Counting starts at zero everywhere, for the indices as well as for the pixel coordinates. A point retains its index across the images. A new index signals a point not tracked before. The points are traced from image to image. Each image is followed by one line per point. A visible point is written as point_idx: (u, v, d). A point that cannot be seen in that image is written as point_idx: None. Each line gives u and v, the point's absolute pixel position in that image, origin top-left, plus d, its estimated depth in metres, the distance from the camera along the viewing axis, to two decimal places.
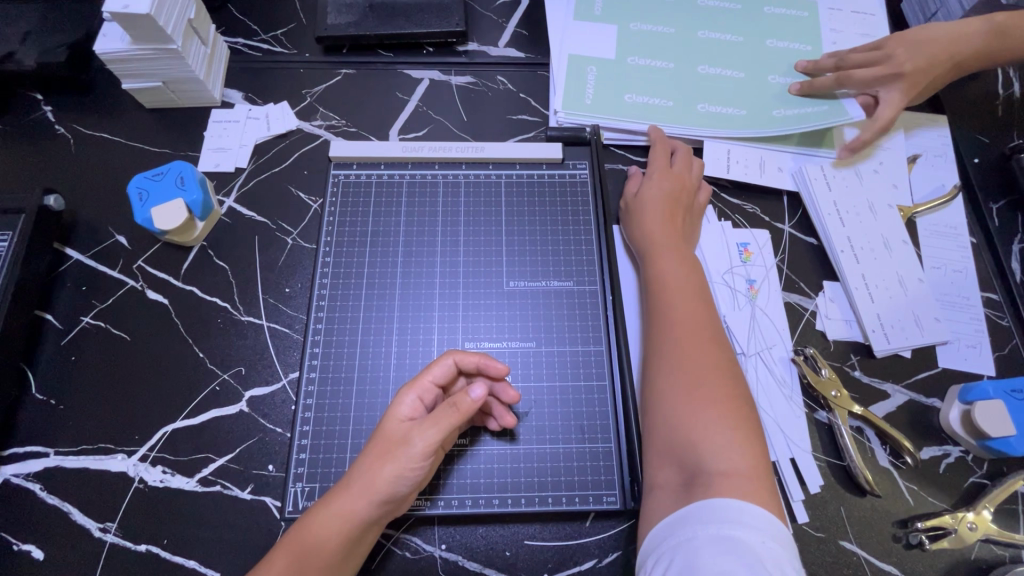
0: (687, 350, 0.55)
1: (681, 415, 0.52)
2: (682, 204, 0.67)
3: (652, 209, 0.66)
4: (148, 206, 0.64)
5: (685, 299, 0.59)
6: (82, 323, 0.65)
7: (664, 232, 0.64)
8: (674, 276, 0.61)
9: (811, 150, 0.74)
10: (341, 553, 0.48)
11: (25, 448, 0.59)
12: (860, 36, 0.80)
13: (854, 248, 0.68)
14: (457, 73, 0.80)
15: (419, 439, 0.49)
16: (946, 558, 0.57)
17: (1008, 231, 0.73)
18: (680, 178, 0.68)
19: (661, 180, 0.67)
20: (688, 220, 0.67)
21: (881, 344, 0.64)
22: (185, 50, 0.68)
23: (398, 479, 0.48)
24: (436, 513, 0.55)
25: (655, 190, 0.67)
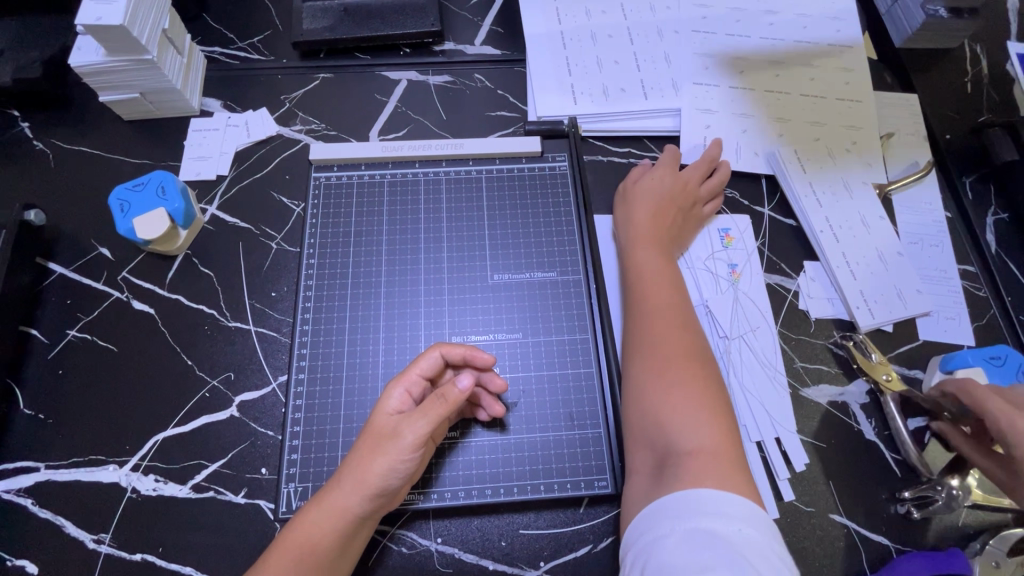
0: (667, 334, 0.56)
1: (661, 397, 0.52)
2: (684, 204, 0.68)
3: (649, 201, 0.67)
4: (129, 217, 0.64)
5: (670, 287, 0.60)
6: (69, 336, 0.64)
7: (654, 222, 0.65)
8: (659, 265, 0.62)
9: (786, 136, 0.76)
10: (337, 548, 0.48)
11: (15, 464, 0.58)
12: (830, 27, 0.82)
13: (833, 228, 0.70)
14: (435, 73, 0.81)
15: (409, 431, 0.49)
16: (935, 526, 0.58)
17: (982, 204, 0.75)
18: (684, 179, 0.69)
19: (661, 182, 0.68)
20: (686, 219, 0.68)
21: (866, 320, 0.65)
22: (161, 60, 0.69)
23: (389, 472, 0.48)
24: (428, 506, 0.55)
25: (653, 182, 0.68)
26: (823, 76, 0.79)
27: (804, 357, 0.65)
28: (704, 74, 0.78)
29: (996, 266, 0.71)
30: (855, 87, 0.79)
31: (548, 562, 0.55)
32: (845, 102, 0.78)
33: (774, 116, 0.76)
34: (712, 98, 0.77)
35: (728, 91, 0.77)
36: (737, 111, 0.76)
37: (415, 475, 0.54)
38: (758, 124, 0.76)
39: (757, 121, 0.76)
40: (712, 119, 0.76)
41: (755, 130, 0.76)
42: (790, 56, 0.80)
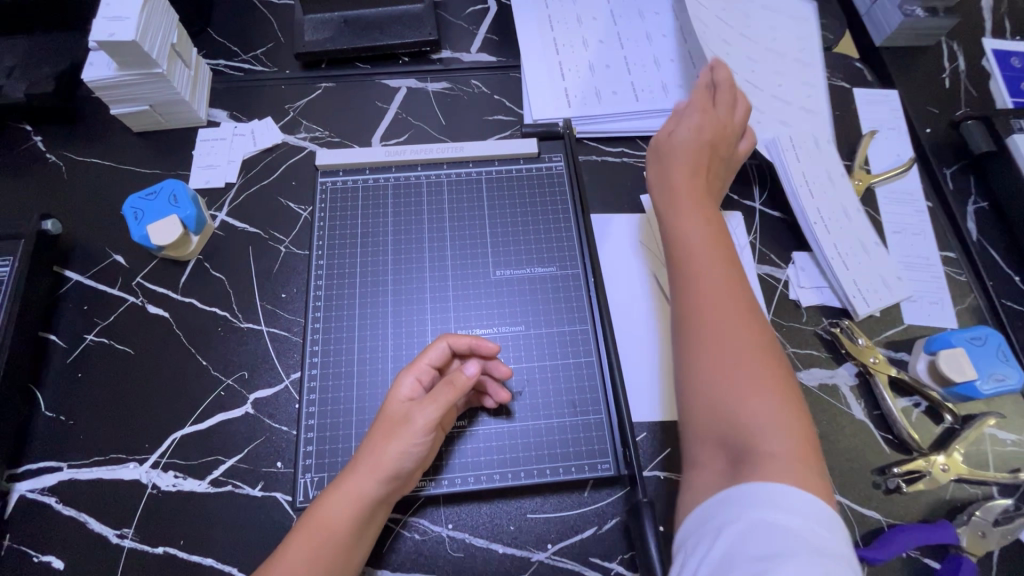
0: (724, 316, 0.51)
1: (726, 388, 0.48)
2: (720, 150, 0.64)
3: (690, 160, 0.62)
4: (143, 224, 0.66)
5: (723, 263, 0.55)
6: (86, 341, 0.67)
7: (693, 181, 0.61)
8: (706, 239, 0.57)
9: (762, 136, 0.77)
10: (354, 534, 0.50)
11: (38, 464, 0.61)
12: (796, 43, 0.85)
13: (824, 219, 0.72)
14: (433, 80, 0.84)
15: (420, 416, 0.51)
16: (925, 501, 0.61)
17: (962, 193, 0.78)
18: (719, 119, 0.64)
19: (697, 129, 0.63)
20: (722, 168, 0.65)
21: (864, 306, 0.67)
22: (170, 73, 0.71)
23: (403, 455, 0.51)
24: (440, 492, 0.58)
25: (685, 129, 0.63)
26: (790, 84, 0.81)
27: (795, 344, 0.68)
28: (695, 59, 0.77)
29: (977, 252, 0.74)
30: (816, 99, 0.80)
31: (556, 544, 0.57)
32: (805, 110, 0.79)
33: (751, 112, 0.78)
34: None
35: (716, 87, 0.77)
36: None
37: (425, 464, 0.56)
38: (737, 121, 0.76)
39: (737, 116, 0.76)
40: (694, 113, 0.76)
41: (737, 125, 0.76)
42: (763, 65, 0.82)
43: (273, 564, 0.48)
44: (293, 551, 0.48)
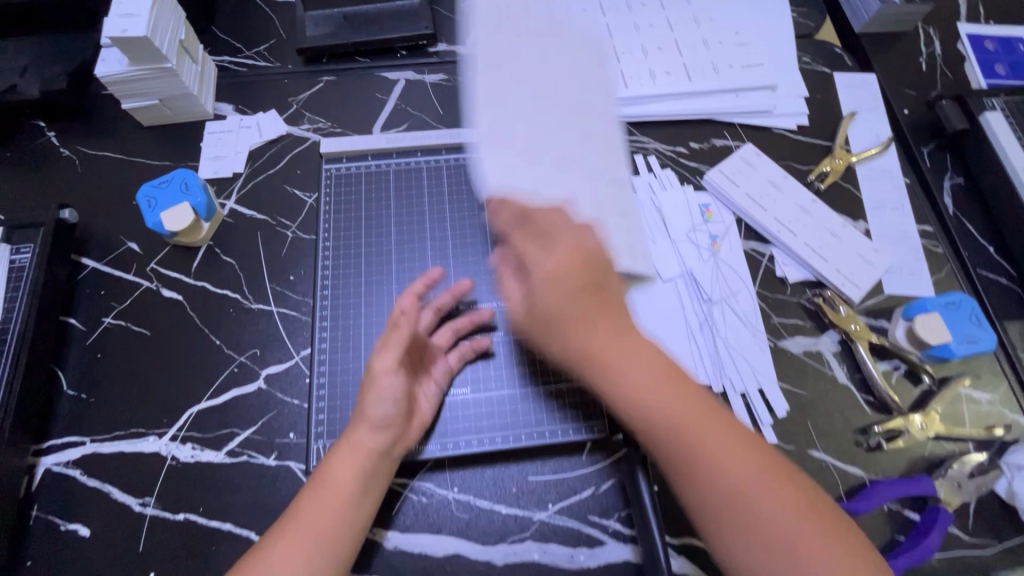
0: (706, 461, 0.47)
1: (761, 533, 0.45)
2: (597, 281, 0.51)
3: (576, 323, 0.50)
4: (157, 211, 0.70)
5: (669, 406, 0.48)
6: (105, 324, 0.70)
7: (602, 337, 0.50)
8: (647, 393, 0.49)
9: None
10: (359, 482, 0.54)
11: (63, 439, 0.64)
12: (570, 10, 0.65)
13: (786, 225, 0.75)
14: (430, 72, 0.87)
15: (380, 360, 0.56)
16: (905, 458, 0.64)
17: (939, 170, 0.81)
18: (568, 242, 0.51)
19: (558, 282, 0.50)
20: (606, 268, 0.52)
21: (854, 291, 0.71)
22: (179, 67, 0.75)
23: (378, 399, 0.55)
24: (431, 455, 0.61)
25: (550, 283, 0.50)
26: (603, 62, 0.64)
27: (780, 314, 0.72)
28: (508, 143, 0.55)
29: (953, 224, 0.77)
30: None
31: (555, 504, 0.61)
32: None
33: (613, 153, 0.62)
34: (686, 86, 0.83)
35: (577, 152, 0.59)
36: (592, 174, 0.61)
37: (421, 415, 0.60)
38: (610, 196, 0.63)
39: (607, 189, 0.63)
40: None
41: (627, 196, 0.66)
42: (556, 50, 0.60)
43: (289, 524, 0.52)
44: (306, 508, 0.52)
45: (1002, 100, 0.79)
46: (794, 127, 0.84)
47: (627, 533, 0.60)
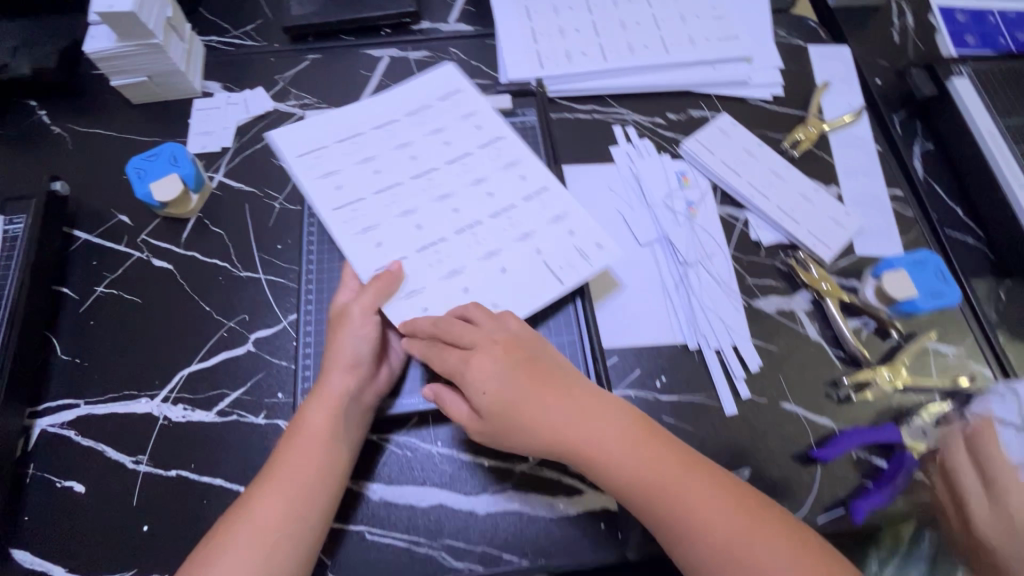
0: (661, 491, 0.53)
1: (726, 547, 0.51)
2: (530, 355, 0.58)
3: (518, 409, 0.55)
4: (146, 182, 0.72)
5: (615, 454, 0.54)
6: (97, 293, 0.72)
7: (547, 404, 0.56)
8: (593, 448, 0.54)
9: (549, 182, 0.70)
10: (333, 425, 0.57)
11: (58, 401, 0.66)
12: (411, 106, 0.75)
13: (760, 190, 0.77)
14: (414, 49, 0.89)
15: (356, 304, 0.61)
16: (873, 409, 0.66)
17: (909, 137, 0.83)
18: (486, 331, 0.58)
19: (495, 363, 0.57)
20: (540, 348, 0.59)
21: (825, 251, 0.74)
22: (166, 44, 0.76)
23: (353, 340, 0.60)
24: (398, 411, 0.63)
25: (488, 367, 0.57)
26: (455, 135, 0.73)
27: (754, 275, 0.73)
28: (378, 255, 0.66)
29: (922, 188, 0.80)
30: (484, 125, 0.74)
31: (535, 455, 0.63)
32: (491, 144, 0.73)
33: (496, 210, 0.69)
34: (664, 58, 0.85)
35: (458, 239, 0.67)
36: (484, 252, 0.66)
37: (390, 361, 0.63)
38: (513, 254, 0.66)
39: (507, 250, 0.66)
40: (464, 292, 0.64)
41: (550, 198, 0.69)
42: (373, 143, 0.73)
43: (272, 472, 0.55)
44: (285, 455, 0.56)
45: (969, 67, 0.81)
46: (769, 98, 0.85)
47: None
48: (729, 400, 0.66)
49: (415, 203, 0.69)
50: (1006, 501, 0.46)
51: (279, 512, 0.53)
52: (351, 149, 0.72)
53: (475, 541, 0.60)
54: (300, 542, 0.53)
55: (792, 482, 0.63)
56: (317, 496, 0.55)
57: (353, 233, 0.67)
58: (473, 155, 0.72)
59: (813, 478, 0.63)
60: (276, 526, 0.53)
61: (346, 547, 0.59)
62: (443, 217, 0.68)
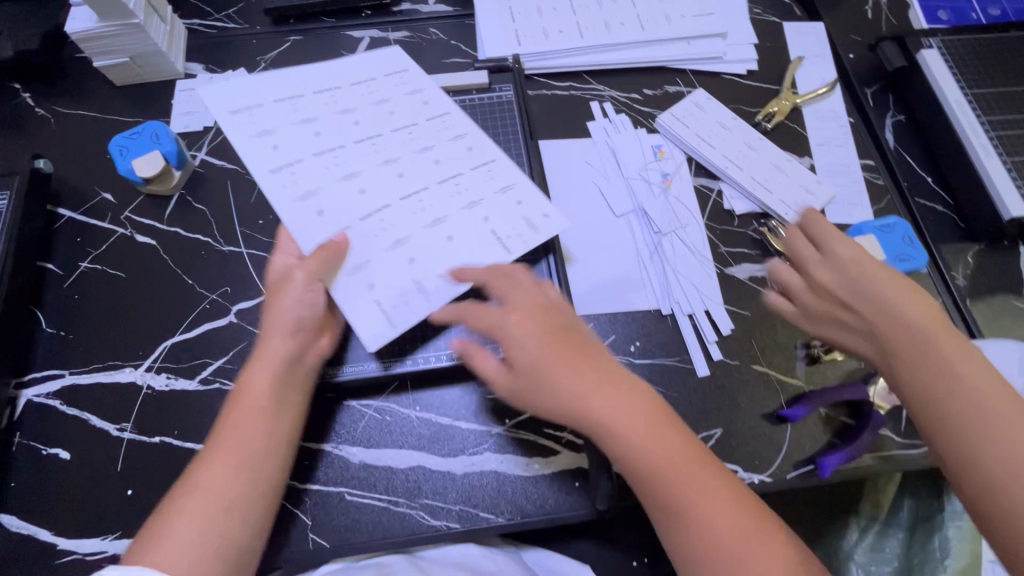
0: (675, 470, 0.53)
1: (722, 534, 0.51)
2: (564, 322, 0.59)
3: (549, 370, 0.55)
4: (128, 159, 0.73)
5: (639, 423, 0.54)
6: (81, 268, 0.73)
7: (579, 367, 0.56)
8: (619, 415, 0.54)
9: (494, 154, 0.70)
10: (272, 388, 0.56)
11: (43, 372, 0.67)
12: (358, 75, 0.74)
13: (733, 161, 0.78)
14: (394, 29, 0.90)
15: (299, 272, 0.60)
16: (842, 368, 0.68)
17: (881, 109, 0.85)
18: (531, 296, 0.59)
19: (530, 326, 0.57)
20: (575, 323, 0.59)
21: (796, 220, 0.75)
22: (147, 24, 0.78)
23: (295, 305, 0.58)
24: (373, 374, 0.64)
25: (526, 328, 0.57)
26: (402, 106, 0.73)
27: (727, 243, 0.75)
28: (319, 225, 0.64)
29: (893, 158, 0.81)
30: (432, 99, 0.74)
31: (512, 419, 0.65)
32: (436, 119, 0.72)
33: (442, 179, 0.68)
34: (640, 35, 0.86)
35: (402, 207, 0.66)
36: (429, 220, 0.66)
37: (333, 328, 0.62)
38: (458, 222, 0.66)
39: (454, 218, 0.66)
40: (409, 259, 0.63)
41: (496, 169, 0.69)
42: (312, 107, 0.71)
43: (214, 445, 0.54)
44: (224, 426, 0.54)
45: (939, 40, 0.83)
46: (743, 73, 0.87)
47: (578, 442, 0.64)
48: (701, 362, 0.68)
49: (358, 171, 0.68)
50: (837, 255, 0.60)
51: (226, 480, 0.52)
52: (293, 113, 0.70)
53: (452, 500, 0.61)
54: (254, 507, 0.52)
55: (762, 440, 0.65)
56: (263, 461, 0.53)
57: (292, 199, 0.65)
58: (421, 126, 0.72)
59: (783, 436, 0.65)
60: (224, 492, 0.51)
61: (325, 509, 0.60)
62: (388, 184, 0.67)
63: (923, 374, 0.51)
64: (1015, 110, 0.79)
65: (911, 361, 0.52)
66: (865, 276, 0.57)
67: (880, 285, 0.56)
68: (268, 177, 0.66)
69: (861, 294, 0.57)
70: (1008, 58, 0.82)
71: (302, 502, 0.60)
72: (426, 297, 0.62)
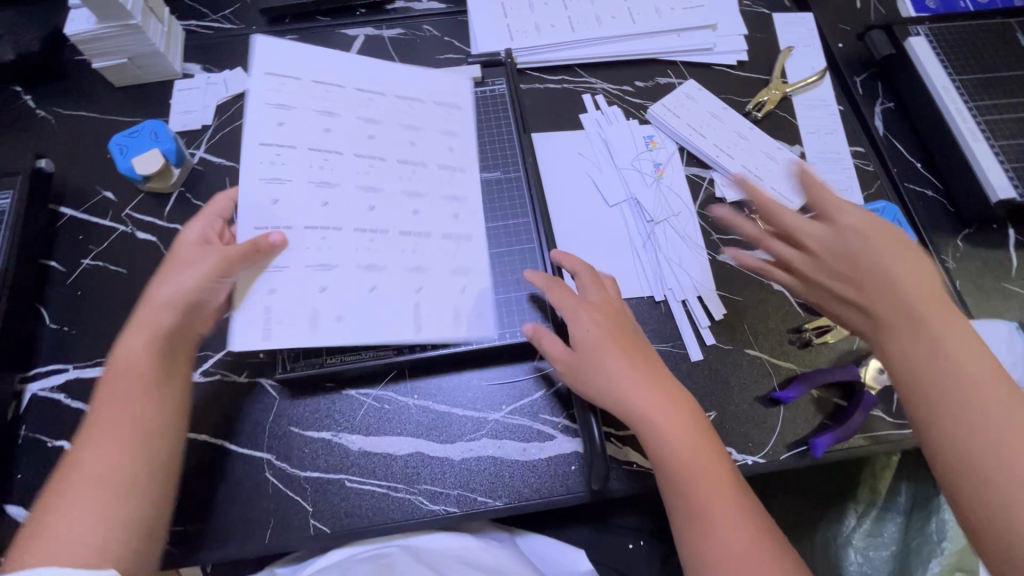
0: (704, 463, 0.57)
1: (725, 526, 0.55)
2: (625, 324, 0.64)
3: (606, 355, 0.60)
4: (129, 158, 0.74)
5: (683, 416, 0.58)
6: (84, 265, 0.74)
7: (637, 361, 0.60)
8: (662, 405, 0.58)
9: (475, 234, 0.68)
10: (157, 366, 0.57)
11: (48, 367, 0.68)
12: (413, 85, 0.74)
13: (725, 150, 0.79)
14: (388, 27, 0.91)
15: (207, 258, 0.60)
16: (834, 351, 0.69)
17: (871, 98, 0.86)
18: (605, 295, 0.64)
19: (594, 319, 0.62)
20: (633, 327, 0.65)
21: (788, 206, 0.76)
22: (145, 25, 0.79)
23: (200, 291, 0.59)
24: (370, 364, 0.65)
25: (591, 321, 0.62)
26: (426, 141, 0.71)
27: (720, 230, 0.76)
28: (271, 215, 0.63)
29: (883, 144, 0.82)
30: (460, 150, 0.72)
31: (508, 406, 0.66)
32: (448, 170, 0.71)
33: (404, 231, 0.66)
34: (631, 28, 0.88)
35: (350, 236, 0.64)
36: (367, 262, 0.64)
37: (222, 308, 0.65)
38: (391, 277, 0.64)
39: (389, 274, 0.64)
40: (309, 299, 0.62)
41: (462, 244, 0.67)
42: (338, 106, 0.70)
43: (95, 421, 0.54)
44: (105, 399, 0.55)
45: (926, 27, 0.84)
46: (734, 63, 0.88)
47: (573, 427, 0.65)
48: (695, 347, 0.69)
49: (338, 184, 0.66)
50: (843, 224, 0.58)
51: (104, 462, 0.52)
52: (314, 100, 0.69)
53: (450, 485, 0.62)
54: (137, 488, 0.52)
55: (756, 423, 0.66)
56: (143, 441, 0.54)
57: (262, 176, 0.65)
58: (429, 170, 0.70)
59: (777, 418, 0.66)
60: (106, 477, 0.51)
61: (327, 496, 0.62)
62: (353, 210, 0.66)
63: (918, 364, 0.51)
64: (1003, 94, 0.80)
65: (918, 363, 0.51)
66: (864, 251, 0.56)
67: (879, 254, 0.56)
68: (254, 147, 0.66)
69: (856, 261, 0.57)
70: (996, 45, 0.83)
71: (303, 489, 0.62)
72: (314, 330, 0.61)
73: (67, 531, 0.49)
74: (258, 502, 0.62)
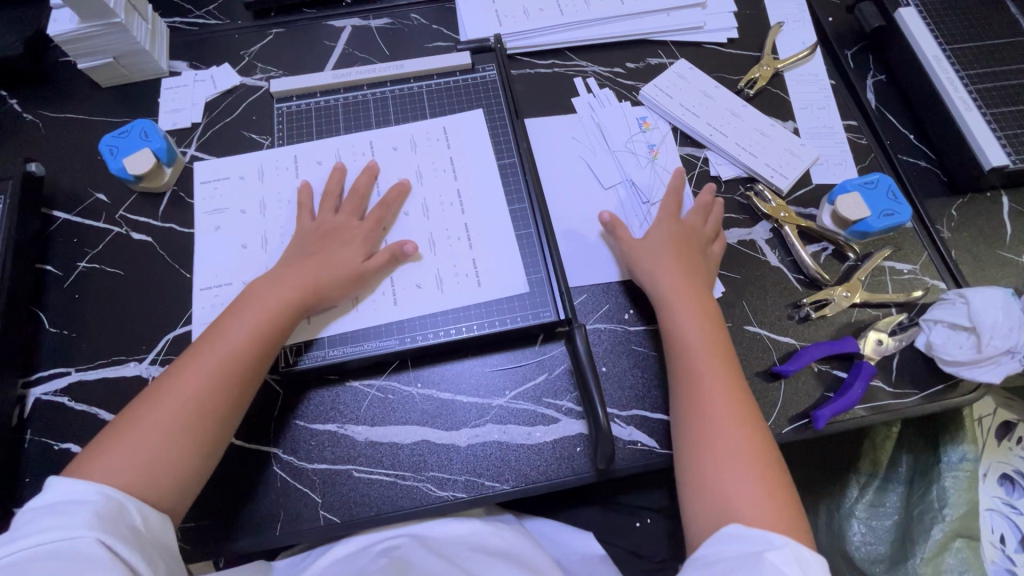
0: (715, 407, 0.58)
1: (714, 477, 0.55)
2: (698, 245, 0.69)
3: (662, 252, 0.68)
4: (119, 158, 0.74)
5: (710, 345, 0.62)
6: (80, 268, 0.74)
7: (690, 276, 0.66)
8: (699, 331, 0.62)
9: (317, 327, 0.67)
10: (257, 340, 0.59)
11: (50, 370, 0.68)
12: (487, 215, 0.73)
13: (718, 128, 0.79)
14: (375, 17, 0.90)
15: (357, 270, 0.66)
16: (833, 325, 0.70)
17: (862, 70, 0.86)
18: (693, 225, 0.71)
19: (668, 225, 0.70)
20: (705, 257, 0.70)
21: (783, 182, 0.76)
22: (129, 23, 0.78)
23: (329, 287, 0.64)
24: (371, 354, 0.66)
25: (663, 220, 0.71)
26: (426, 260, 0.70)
27: None
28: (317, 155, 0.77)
29: (876, 117, 0.82)
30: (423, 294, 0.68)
31: (513, 390, 0.66)
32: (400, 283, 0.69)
33: None
34: (620, 9, 0.87)
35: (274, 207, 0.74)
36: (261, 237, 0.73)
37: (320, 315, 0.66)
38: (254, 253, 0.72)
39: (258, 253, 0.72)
40: (219, 198, 0.75)
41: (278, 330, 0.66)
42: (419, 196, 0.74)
43: (209, 347, 0.58)
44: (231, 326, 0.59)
45: None
46: (724, 41, 0.87)
47: (578, 410, 0.65)
48: None
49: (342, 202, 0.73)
50: None
51: (198, 393, 0.55)
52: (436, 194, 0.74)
53: (456, 471, 0.63)
54: (217, 439, 0.55)
55: (757, 398, 0.66)
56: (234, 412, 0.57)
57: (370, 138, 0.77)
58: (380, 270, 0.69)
59: (778, 392, 0.67)
60: (191, 410, 0.54)
61: (335, 489, 0.62)
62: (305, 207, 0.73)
63: None
64: (993, 63, 0.80)
65: None
66: None
67: None
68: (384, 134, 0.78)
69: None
70: (984, 13, 0.83)
71: (310, 481, 0.62)
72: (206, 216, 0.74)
73: (150, 454, 0.51)
74: (266, 496, 0.62)
